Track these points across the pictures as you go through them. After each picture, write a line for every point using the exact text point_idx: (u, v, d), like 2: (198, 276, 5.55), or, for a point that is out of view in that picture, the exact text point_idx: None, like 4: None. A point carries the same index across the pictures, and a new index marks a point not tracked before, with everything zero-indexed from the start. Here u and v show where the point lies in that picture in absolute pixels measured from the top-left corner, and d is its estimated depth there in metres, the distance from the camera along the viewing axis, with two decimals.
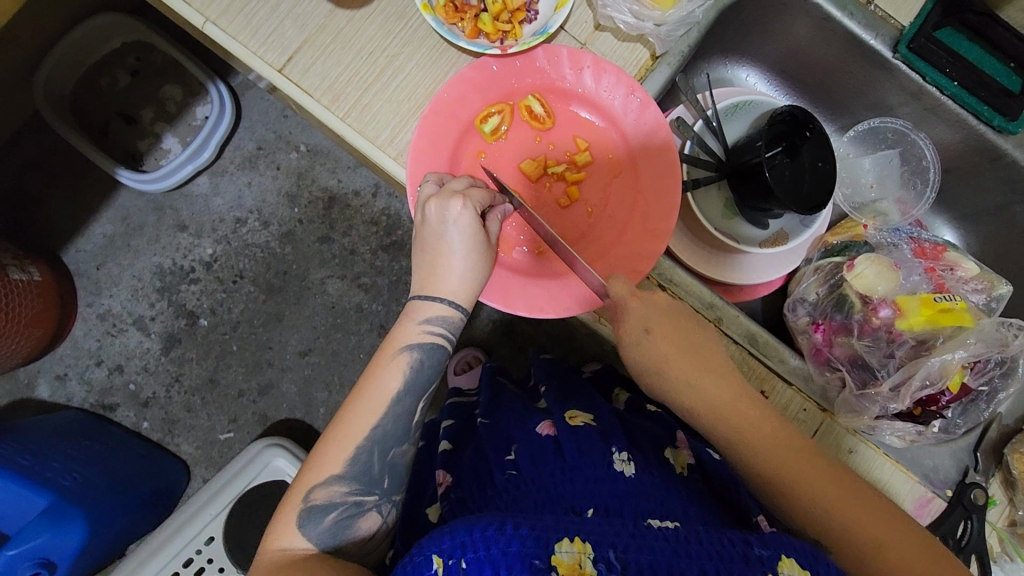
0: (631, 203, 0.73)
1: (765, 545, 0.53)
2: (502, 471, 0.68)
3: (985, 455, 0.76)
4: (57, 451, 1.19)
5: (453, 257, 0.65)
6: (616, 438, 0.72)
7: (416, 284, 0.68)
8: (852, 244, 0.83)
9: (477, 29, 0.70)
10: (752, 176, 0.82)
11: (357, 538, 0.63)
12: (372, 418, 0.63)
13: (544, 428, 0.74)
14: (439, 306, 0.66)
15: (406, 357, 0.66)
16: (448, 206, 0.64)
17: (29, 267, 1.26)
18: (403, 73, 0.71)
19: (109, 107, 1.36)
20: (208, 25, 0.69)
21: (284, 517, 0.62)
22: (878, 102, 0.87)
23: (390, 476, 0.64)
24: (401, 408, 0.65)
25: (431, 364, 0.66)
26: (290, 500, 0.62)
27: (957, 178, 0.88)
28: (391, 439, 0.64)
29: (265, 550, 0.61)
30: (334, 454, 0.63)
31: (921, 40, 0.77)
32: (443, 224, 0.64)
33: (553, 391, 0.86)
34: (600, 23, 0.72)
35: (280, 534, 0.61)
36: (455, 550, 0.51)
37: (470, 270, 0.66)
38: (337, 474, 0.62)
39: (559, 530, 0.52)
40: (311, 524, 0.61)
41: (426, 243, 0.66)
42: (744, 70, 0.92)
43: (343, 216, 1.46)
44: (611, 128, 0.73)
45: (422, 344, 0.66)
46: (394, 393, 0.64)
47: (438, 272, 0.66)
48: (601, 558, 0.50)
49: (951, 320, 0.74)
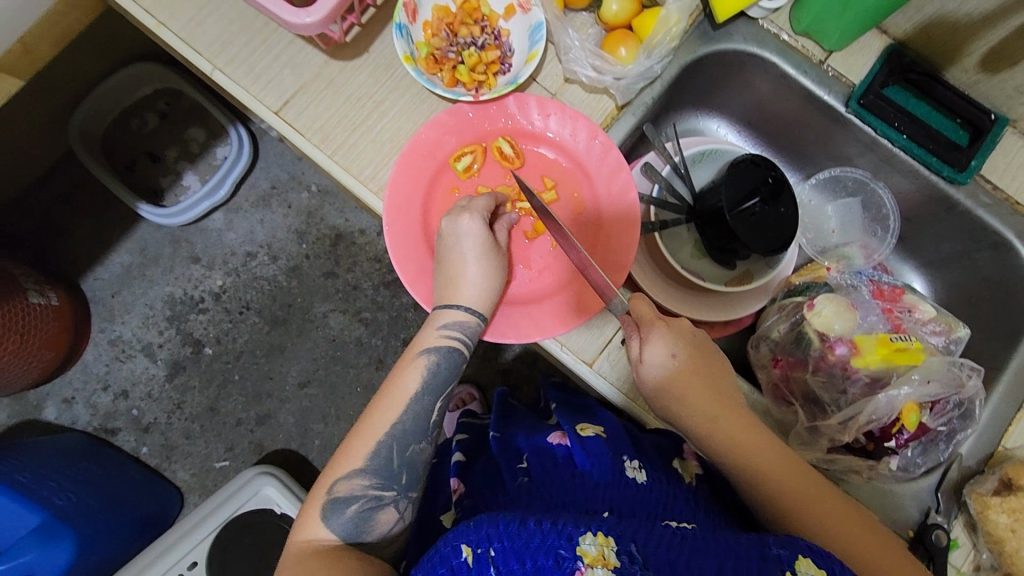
0: (594, 237, 0.79)
1: (783, 546, 0.56)
2: (515, 479, 0.73)
3: (946, 497, 0.76)
4: (55, 470, 1.23)
5: (466, 266, 0.71)
6: (626, 447, 0.76)
7: (437, 297, 0.73)
8: (813, 285, 0.86)
9: (455, 79, 0.78)
10: (716, 220, 0.87)
11: (376, 532, 0.66)
12: (394, 415, 0.69)
13: (556, 437, 0.79)
14: (459, 313, 0.71)
15: (425, 360, 0.71)
16: (458, 221, 0.72)
17: (48, 292, 1.34)
18: (387, 117, 0.78)
19: (137, 147, 1.48)
20: (216, 72, 0.78)
21: (310, 510, 0.66)
22: (838, 153, 0.92)
23: (407, 471, 0.68)
24: (419, 407, 0.70)
25: (448, 366, 0.71)
26: (317, 493, 0.66)
27: (919, 225, 0.92)
28: (411, 434, 0.68)
29: (294, 541, 0.65)
30: (357, 449, 0.67)
31: (870, 96, 0.83)
32: (456, 237, 0.72)
33: (562, 405, 0.91)
34: (568, 77, 0.80)
35: (307, 526, 0.65)
36: (482, 541, 0.57)
37: (482, 276, 0.72)
38: (357, 468, 0.66)
39: (581, 525, 0.55)
40: (334, 516, 0.65)
41: (442, 256, 0.73)
42: (714, 121, 0.98)
43: (348, 253, 1.53)
44: (576, 168, 0.80)
45: (439, 348, 0.71)
46: (414, 392, 0.70)
47: (454, 282, 0.71)
48: (622, 550, 0.54)
49: (904, 358, 0.76)
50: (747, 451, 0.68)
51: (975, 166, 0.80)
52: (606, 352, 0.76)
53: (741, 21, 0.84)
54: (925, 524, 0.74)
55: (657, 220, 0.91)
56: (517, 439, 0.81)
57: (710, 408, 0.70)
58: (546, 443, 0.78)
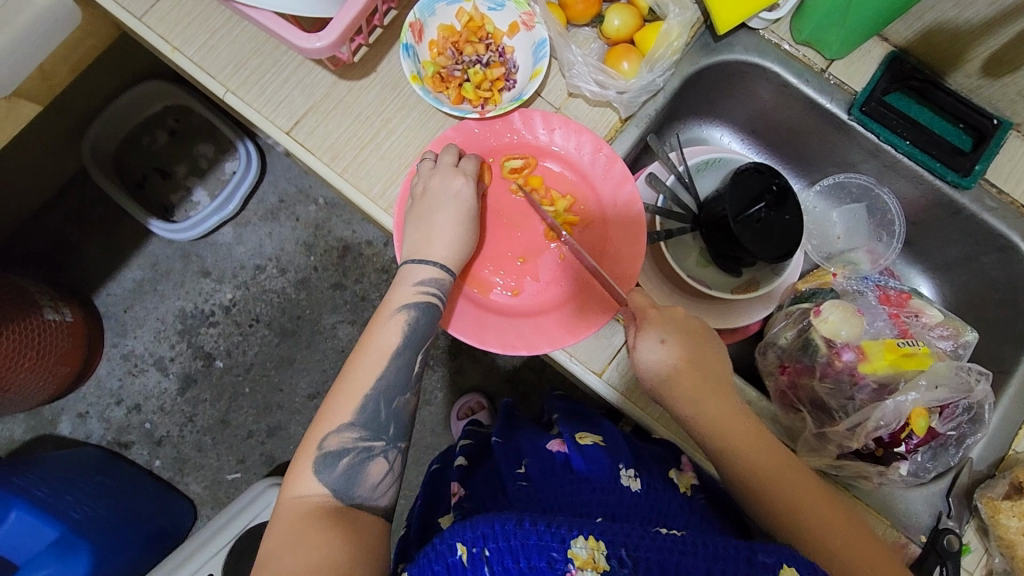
0: (600, 248, 0.80)
1: (768, 553, 0.55)
2: (515, 483, 0.73)
3: (957, 502, 0.76)
4: (70, 485, 1.25)
5: (446, 226, 0.73)
6: (624, 455, 0.76)
7: (407, 250, 0.73)
8: (819, 291, 0.87)
9: (461, 96, 0.80)
10: (721, 227, 0.88)
11: (368, 482, 0.67)
12: (375, 370, 0.69)
13: (555, 445, 0.80)
14: (429, 268, 0.72)
15: (404, 315, 0.71)
16: (450, 182, 0.73)
17: (62, 309, 1.36)
18: (395, 135, 0.80)
19: (147, 164, 1.50)
20: (229, 95, 0.80)
21: (299, 466, 0.67)
22: (842, 160, 0.93)
23: (395, 422, 0.69)
24: (402, 360, 0.71)
25: (426, 321, 0.72)
26: (306, 450, 0.67)
27: (924, 229, 0.92)
28: (395, 388, 0.69)
29: (287, 498, 0.66)
30: (343, 404, 0.68)
31: (872, 104, 0.84)
32: (444, 197, 0.72)
33: (564, 416, 0.92)
34: (571, 91, 0.81)
35: (299, 483, 0.66)
36: (478, 540, 0.58)
37: (463, 237, 0.73)
38: (347, 422, 0.67)
39: (574, 528, 0.57)
40: (325, 470, 0.66)
41: (423, 212, 0.73)
42: (717, 130, 1.00)
43: (356, 264, 1.55)
44: (582, 181, 0.81)
45: (417, 303, 0.71)
46: (394, 346, 0.71)
47: (433, 238, 0.72)
48: (612, 555, 0.55)
49: (912, 363, 0.77)
50: (744, 451, 0.67)
51: (978, 170, 0.81)
52: (614, 362, 0.77)
53: (742, 32, 0.85)
54: (937, 529, 0.74)
55: (663, 229, 0.93)
56: (523, 442, 0.83)
57: (707, 401, 0.70)
58: (546, 450, 0.79)
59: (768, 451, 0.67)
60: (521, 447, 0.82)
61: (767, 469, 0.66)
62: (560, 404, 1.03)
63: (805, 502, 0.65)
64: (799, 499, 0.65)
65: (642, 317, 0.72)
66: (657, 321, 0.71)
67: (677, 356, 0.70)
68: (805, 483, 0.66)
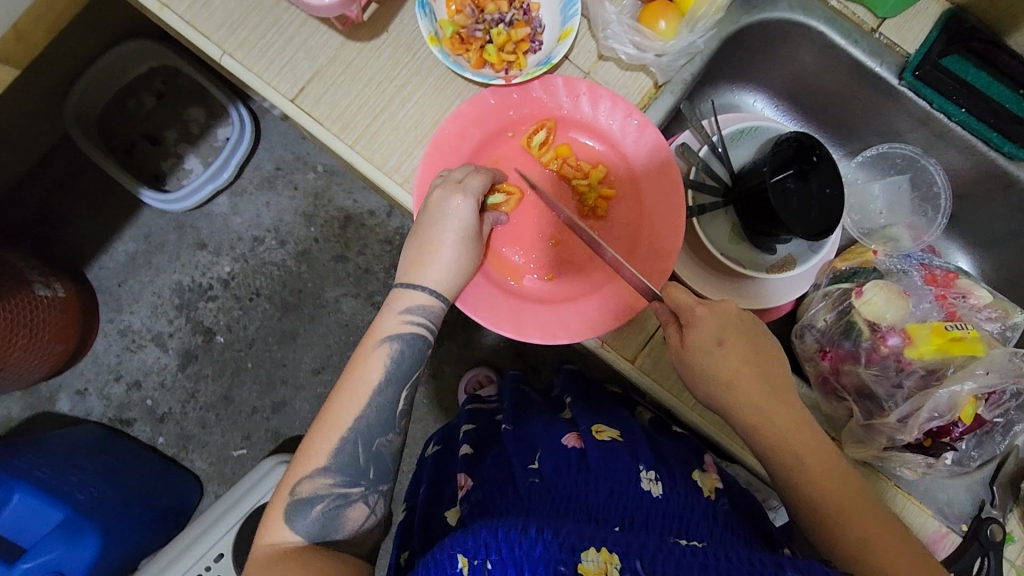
0: (636, 223, 0.75)
1: (797, 568, 0.53)
2: (526, 479, 0.69)
3: (1001, 491, 0.75)
4: (72, 465, 1.21)
5: (443, 245, 0.67)
6: (645, 455, 0.74)
7: (401, 271, 0.69)
8: (861, 271, 0.82)
9: (482, 60, 0.73)
10: (760, 202, 0.81)
11: (345, 528, 0.63)
12: (355, 407, 0.64)
13: (570, 440, 0.75)
14: (419, 295, 0.67)
15: (387, 348, 0.66)
16: (448, 199, 0.66)
17: (54, 284, 1.30)
18: (411, 101, 0.74)
19: (135, 129, 1.41)
20: (226, 58, 0.73)
21: (274, 510, 0.63)
22: (887, 128, 0.87)
23: (374, 465, 0.65)
24: (383, 398, 0.65)
25: (412, 354, 0.67)
26: (280, 493, 0.63)
27: (970, 203, 0.86)
28: (375, 428, 0.64)
29: (257, 544, 0.62)
30: (320, 446, 0.63)
31: (927, 67, 0.77)
32: (443, 213, 0.66)
33: (579, 401, 0.89)
34: (603, 54, 0.75)
35: (272, 528, 0.62)
36: (479, 551, 0.55)
37: (457, 263, 0.67)
38: (321, 467, 0.63)
39: (584, 539, 0.54)
40: (298, 518, 0.62)
41: (420, 229, 0.67)
42: (750, 96, 0.93)
43: (358, 235, 1.49)
44: (611, 151, 0.75)
45: (401, 335, 0.67)
46: (375, 382, 0.65)
47: (424, 263, 0.67)
48: (626, 569, 0.52)
49: (961, 348, 0.72)
50: (793, 452, 0.64)
51: None
52: (648, 349, 0.74)
53: None
54: (981, 518, 0.72)
55: (694, 204, 0.86)
56: (533, 432, 0.78)
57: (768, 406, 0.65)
58: (560, 445, 0.74)
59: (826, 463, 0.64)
60: (534, 436, 0.78)
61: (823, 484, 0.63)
62: (569, 382, 1.01)
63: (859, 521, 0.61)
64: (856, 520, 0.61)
65: (691, 316, 0.66)
66: (709, 320, 0.65)
67: (736, 358, 0.65)
68: (861, 500, 0.62)
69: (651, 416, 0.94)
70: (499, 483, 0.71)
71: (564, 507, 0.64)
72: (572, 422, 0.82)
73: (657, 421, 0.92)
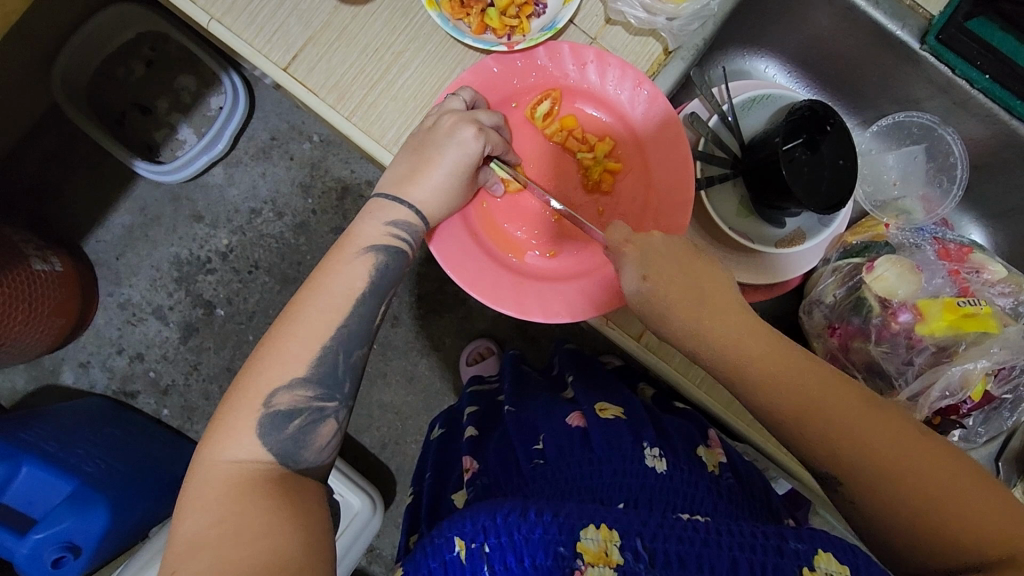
0: (643, 200, 0.73)
1: (801, 540, 0.53)
2: (530, 461, 0.70)
3: (1007, 466, 0.75)
4: (80, 439, 1.22)
5: (438, 169, 0.65)
6: (647, 433, 0.72)
7: (384, 182, 0.66)
8: (873, 245, 0.81)
9: (484, 25, 0.69)
10: (769, 172, 0.78)
11: (317, 446, 0.61)
12: (336, 316, 0.62)
13: (573, 419, 0.75)
14: (402, 209, 0.65)
15: (371, 258, 0.65)
16: (462, 128, 0.64)
17: (51, 258, 1.28)
18: (409, 71, 0.71)
19: (124, 98, 1.37)
20: (214, 24, 0.70)
21: (239, 425, 0.58)
22: (904, 96, 0.83)
23: (351, 379, 0.63)
24: (363, 310, 0.64)
25: (394, 268, 0.66)
26: (249, 404, 0.59)
27: (988, 174, 0.83)
28: (355, 338, 0.63)
29: (218, 461, 0.57)
30: (299, 356, 0.60)
31: (951, 31, 0.73)
32: (448, 140, 0.64)
33: (579, 381, 0.88)
34: (611, 17, 0.71)
35: (235, 444, 0.58)
36: (478, 534, 0.56)
37: (449, 186, 0.66)
38: (301, 378, 0.60)
39: (584, 517, 0.55)
40: (271, 431, 0.58)
41: (421, 146, 0.65)
42: (762, 62, 0.90)
43: (356, 207, 1.45)
44: (619, 123, 0.73)
45: (386, 247, 0.65)
46: (358, 292, 0.64)
47: (415, 178, 0.65)
48: (627, 546, 0.53)
49: (974, 325, 0.70)
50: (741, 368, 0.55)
51: None
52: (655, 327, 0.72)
53: None
54: None
55: (703, 176, 0.84)
56: (533, 417, 0.78)
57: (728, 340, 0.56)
58: (563, 425, 0.74)
59: (826, 387, 0.53)
60: (532, 421, 0.78)
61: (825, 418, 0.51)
62: (567, 360, 1.00)
63: (869, 438, 0.50)
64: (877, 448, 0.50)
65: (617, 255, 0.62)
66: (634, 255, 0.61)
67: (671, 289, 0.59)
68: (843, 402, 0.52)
69: (653, 393, 0.94)
70: (501, 469, 0.71)
71: (564, 492, 0.64)
72: (572, 403, 0.82)
73: (659, 398, 0.92)
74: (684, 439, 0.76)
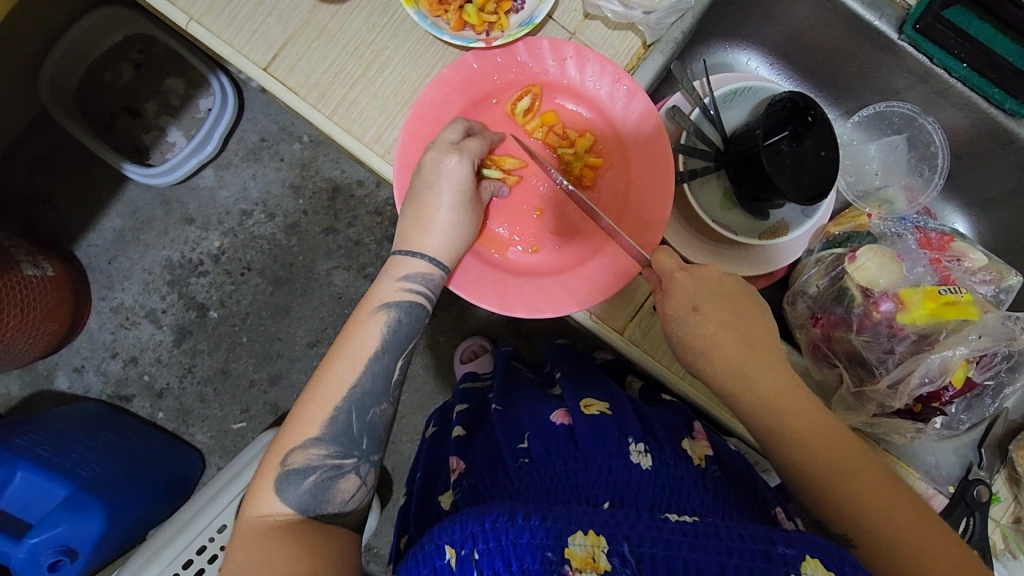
0: (624, 195, 0.73)
1: (790, 544, 0.53)
2: (516, 460, 0.70)
3: (990, 453, 0.76)
4: (76, 443, 1.21)
5: (438, 210, 0.66)
6: (632, 428, 0.73)
7: (398, 241, 0.67)
8: (855, 236, 0.81)
9: (462, 21, 0.69)
10: (751, 165, 0.78)
11: (336, 501, 0.61)
12: (349, 376, 0.63)
13: (558, 417, 0.76)
14: (417, 262, 0.66)
15: (384, 316, 0.65)
16: (443, 160, 0.65)
17: (42, 263, 1.28)
18: (389, 68, 0.71)
19: (112, 101, 1.37)
20: (193, 25, 0.70)
21: (262, 482, 0.61)
22: (884, 86, 0.84)
23: (368, 435, 0.63)
24: (379, 367, 0.64)
25: (409, 322, 0.66)
26: (269, 464, 0.61)
27: (968, 163, 0.84)
28: (369, 398, 0.63)
29: (246, 517, 0.60)
30: (313, 415, 0.62)
31: (928, 20, 0.73)
32: (437, 176, 0.65)
33: (569, 376, 0.88)
34: (589, 12, 0.71)
35: (260, 500, 0.60)
36: (467, 541, 0.57)
37: (455, 225, 0.66)
38: (313, 436, 0.61)
39: (572, 523, 0.55)
40: (289, 488, 0.60)
41: (415, 193, 0.66)
42: (744, 54, 0.90)
43: (347, 207, 1.46)
44: (600, 118, 0.73)
45: (400, 302, 0.66)
46: (371, 350, 0.64)
47: (422, 227, 0.66)
48: (613, 552, 0.53)
49: (955, 312, 0.71)
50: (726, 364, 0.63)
51: None
52: (637, 321, 0.74)
53: None
54: (969, 480, 0.73)
55: (686, 169, 0.84)
56: (520, 415, 0.79)
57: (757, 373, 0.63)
58: (548, 423, 0.75)
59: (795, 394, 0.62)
60: (521, 419, 0.78)
61: (827, 449, 0.60)
62: (556, 356, 1.00)
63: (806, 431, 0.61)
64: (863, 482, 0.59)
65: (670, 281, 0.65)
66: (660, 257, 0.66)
67: (715, 321, 0.64)
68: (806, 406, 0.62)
69: (640, 386, 0.95)
70: (488, 467, 0.71)
71: (551, 492, 0.65)
72: (560, 399, 0.82)
73: (646, 390, 0.93)
74: (670, 433, 0.77)
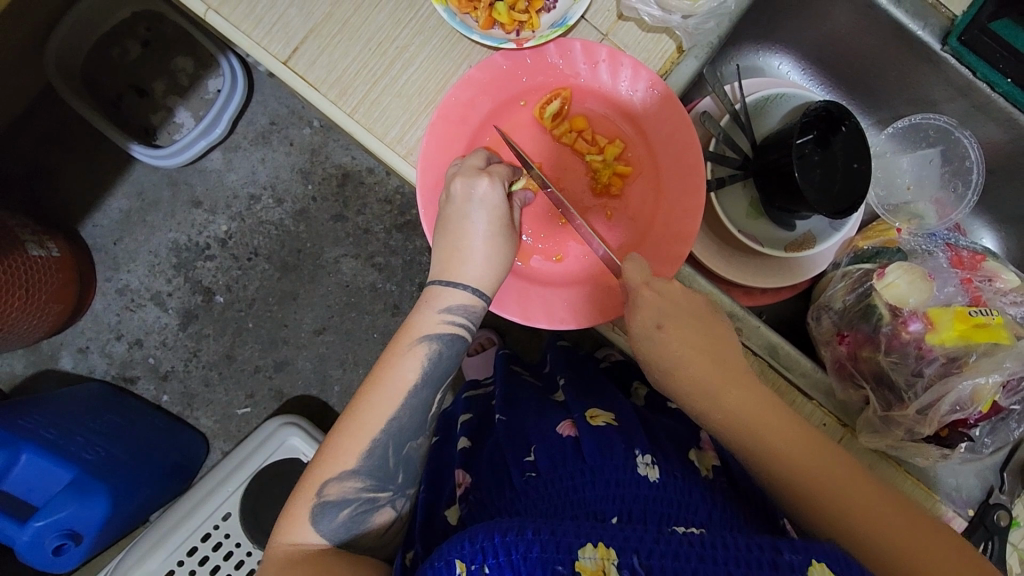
0: (652, 206, 0.71)
1: (795, 551, 0.52)
2: (523, 474, 0.69)
3: (1011, 477, 0.75)
4: (79, 425, 1.20)
5: (474, 242, 0.64)
6: (639, 439, 0.72)
7: (435, 270, 0.66)
8: (884, 251, 0.79)
9: (492, 19, 0.67)
10: (782, 176, 0.76)
11: (370, 531, 0.64)
12: (388, 409, 0.63)
13: (565, 428, 0.74)
14: (460, 293, 0.65)
15: (424, 348, 0.65)
16: (475, 182, 0.63)
17: (48, 243, 1.26)
18: (413, 66, 0.68)
19: (120, 80, 1.33)
20: (211, 14, 0.67)
21: (296, 512, 0.62)
22: (921, 97, 0.81)
23: (404, 470, 0.65)
24: (416, 401, 0.64)
25: (450, 354, 0.66)
26: (303, 495, 0.62)
27: (1002, 178, 0.82)
28: (406, 432, 0.64)
29: (280, 544, 0.62)
30: (349, 449, 0.62)
31: (974, 32, 0.70)
32: (469, 203, 0.64)
33: (572, 384, 0.87)
34: (623, 13, 0.69)
35: (293, 529, 0.62)
36: (476, 555, 0.54)
37: (495, 253, 0.65)
38: (350, 470, 0.62)
39: (582, 536, 0.53)
40: (324, 520, 0.62)
41: (447, 224, 0.64)
42: (776, 58, 0.87)
43: (357, 194, 1.43)
44: (631, 124, 0.71)
45: (440, 335, 0.65)
46: (411, 383, 0.64)
47: (458, 259, 0.64)
48: (623, 565, 0.52)
49: (986, 336, 0.69)
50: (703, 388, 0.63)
51: None
52: None
53: None
54: (988, 503, 0.73)
55: (713, 177, 0.82)
56: (529, 425, 0.78)
57: (726, 392, 0.63)
58: (557, 435, 0.74)
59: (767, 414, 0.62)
60: (532, 429, 0.77)
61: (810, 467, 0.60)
62: (561, 360, 0.99)
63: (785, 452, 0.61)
64: (853, 504, 0.58)
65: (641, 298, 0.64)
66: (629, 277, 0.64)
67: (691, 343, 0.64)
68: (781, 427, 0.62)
69: (647, 393, 0.93)
70: (500, 480, 0.70)
71: (561, 506, 0.65)
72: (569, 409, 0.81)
73: (653, 399, 0.91)
74: (677, 444, 0.76)
